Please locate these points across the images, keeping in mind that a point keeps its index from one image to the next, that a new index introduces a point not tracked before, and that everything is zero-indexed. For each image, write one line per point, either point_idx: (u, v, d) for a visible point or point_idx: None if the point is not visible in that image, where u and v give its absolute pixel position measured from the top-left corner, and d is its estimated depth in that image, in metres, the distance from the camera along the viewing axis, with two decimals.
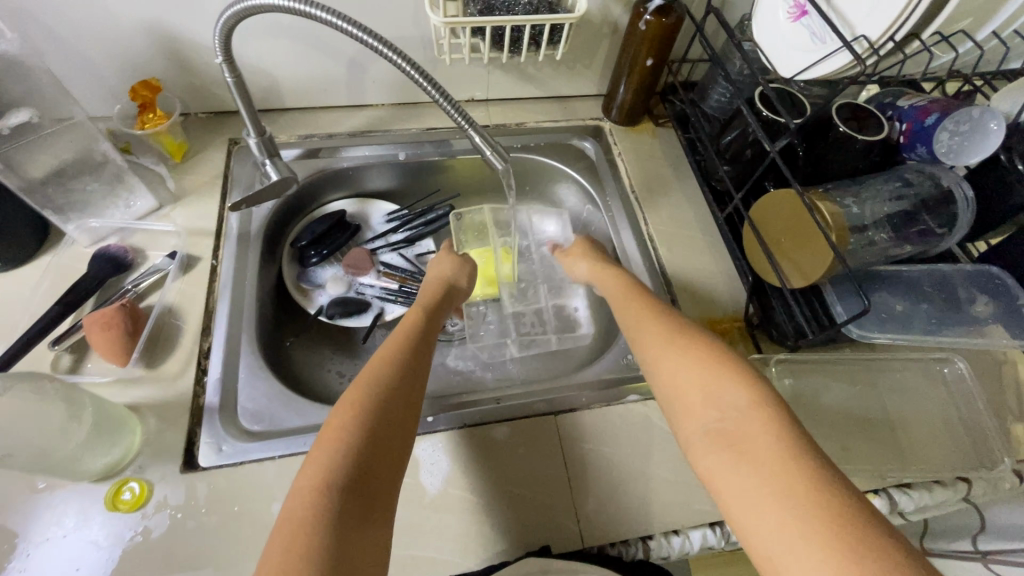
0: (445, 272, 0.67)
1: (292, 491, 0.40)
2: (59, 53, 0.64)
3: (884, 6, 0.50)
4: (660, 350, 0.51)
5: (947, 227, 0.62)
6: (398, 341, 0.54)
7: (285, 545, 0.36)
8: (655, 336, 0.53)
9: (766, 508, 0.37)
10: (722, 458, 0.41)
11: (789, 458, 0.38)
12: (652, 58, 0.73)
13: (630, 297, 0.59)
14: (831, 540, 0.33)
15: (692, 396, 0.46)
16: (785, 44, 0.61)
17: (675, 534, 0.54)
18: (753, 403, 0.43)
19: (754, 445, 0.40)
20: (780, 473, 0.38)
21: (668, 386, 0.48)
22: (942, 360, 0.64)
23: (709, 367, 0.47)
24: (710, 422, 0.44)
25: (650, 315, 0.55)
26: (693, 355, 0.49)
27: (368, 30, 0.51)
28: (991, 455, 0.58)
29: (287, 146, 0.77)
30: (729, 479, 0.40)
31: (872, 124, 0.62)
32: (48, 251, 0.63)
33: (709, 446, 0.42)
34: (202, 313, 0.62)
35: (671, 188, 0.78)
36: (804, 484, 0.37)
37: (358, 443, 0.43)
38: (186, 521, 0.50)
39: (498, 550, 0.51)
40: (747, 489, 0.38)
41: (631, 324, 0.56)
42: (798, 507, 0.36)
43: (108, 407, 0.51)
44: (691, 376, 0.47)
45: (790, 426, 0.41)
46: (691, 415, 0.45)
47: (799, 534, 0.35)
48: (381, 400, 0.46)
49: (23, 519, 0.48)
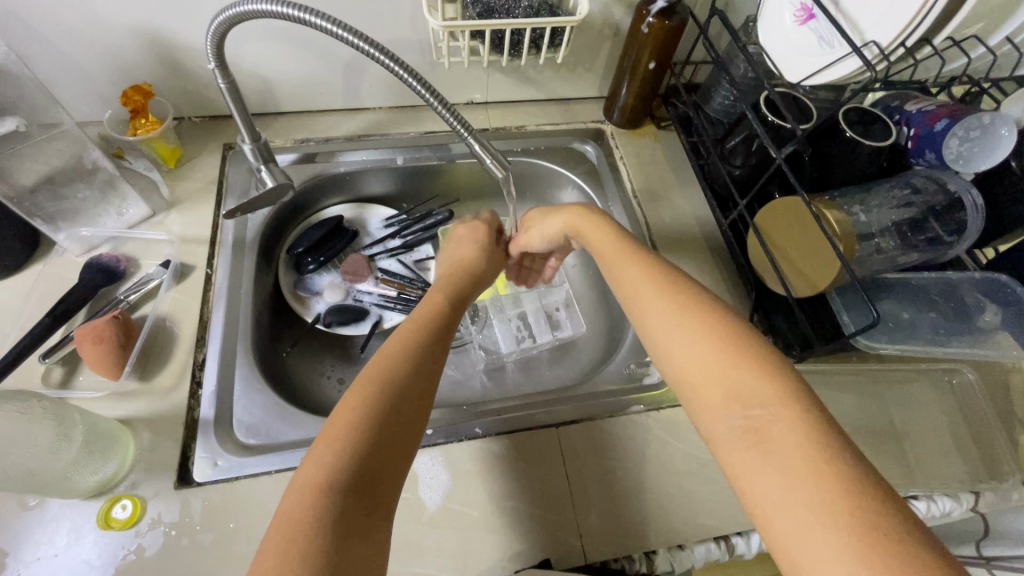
0: (471, 258, 0.63)
1: (288, 493, 0.38)
2: (48, 57, 0.62)
3: (896, 11, 0.49)
4: (668, 326, 0.45)
5: (956, 236, 0.60)
6: (408, 330, 0.50)
7: (280, 555, 0.34)
8: (665, 312, 0.46)
9: (795, 513, 0.33)
10: (744, 453, 0.36)
11: (819, 459, 0.34)
12: (655, 61, 0.71)
13: (632, 262, 0.52)
14: (871, 554, 0.30)
15: (707, 380, 0.41)
16: (792, 48, 0.60)
17: (680, 549, 0.53)
18: (779, 395, 0.38)
19: (781, 446, 0.35)
20: (809, 476, 0.33)
21: (679, 366, 0.43)
22: (950, 371, 0.64)
23: (730, 352, 0.41)
24: (735, 415, 0.38)
25: (656, 283, 0.48)
26: (711, 336, 0.43)
27: (364, 35, 0.50)
28: (999, 466, 0.58)
29: (283, 151, 0.75)
30: (754, 478, 0.35)
31: (879, 130, 0.61)
32: (38, 261, 0.61)
33: (731, 442, 0.37)
34: (196, 323, 0.60)
35: (674, 193, 0.77)
36: (837, 489, 0.32)
37: (360, 443, 0.40)
38: (180, 539, 0.49)
39: (499, 565, 0.50)
40: (774, 491, 0.34)
41: (633, 294, 0.49)
42: (833, 514, 0.32)
43: (100, 423, 0.50)
44: (706, 358, 0.41)
45: (822, 424, 0.36)
46: (709, 407, 0.40)
47: (831, 544, 0.31)
48: (387, 396, 0.43)
49: (13, 538, 0.47)
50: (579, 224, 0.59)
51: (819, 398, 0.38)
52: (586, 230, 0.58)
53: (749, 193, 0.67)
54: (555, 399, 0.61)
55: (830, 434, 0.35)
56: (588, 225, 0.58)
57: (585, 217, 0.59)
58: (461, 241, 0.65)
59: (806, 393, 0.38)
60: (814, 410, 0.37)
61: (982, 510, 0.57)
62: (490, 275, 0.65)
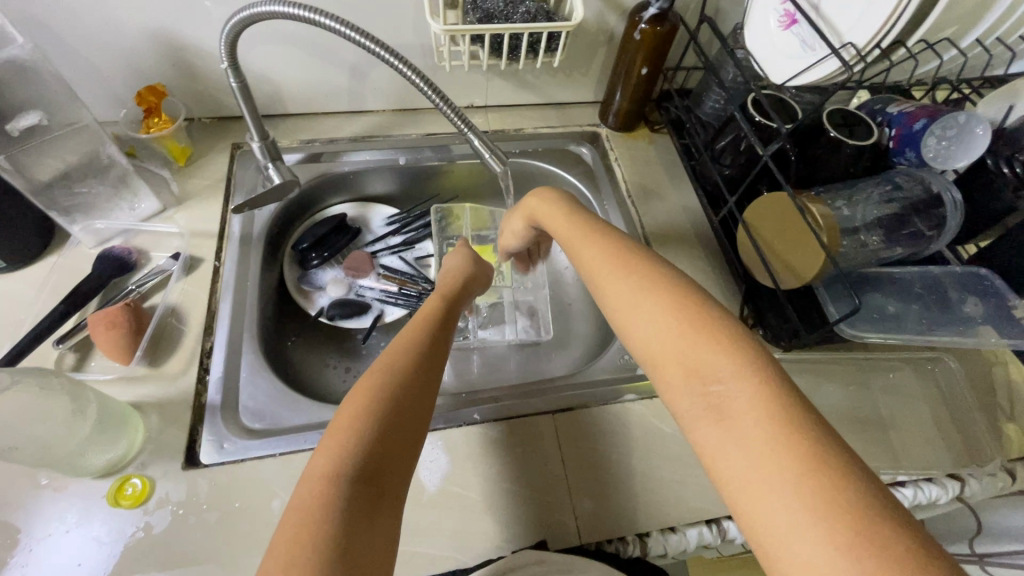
0: (457, 265, 0.65)
1: (301, 482, 0.39)
2: (67, 58, 0.65)
3: (872, 14, 0.52)
4: (629, 309, 0.46)
5: (937, 229, 0.63)
6: (412, 328, 0.52)
7: (293, 539, 0.35)
8: (624, 296, 0.47)
9: (758, 492, 0.33)
10: (710, 435, 0.37)
11: (779, 434, 0.34)
12: (647, 66, 0.74)
13: (593, 247, 0.53)
14: (831, 527, 0.30)
15: (671, 364, 0.41)
16: (776, 51, 0.63)
17: (672, 531, 0.55)
18: (739, 367, 0.38)
19: (746, 423, 0.36)
20: (770, 451, 0.34)
21: (644, 351, 0.44)
22: (933, 359, 0.66)
23: (689, 332, 0.42)
24: (700, 397, 0.39)
25: (615, 267, 0.49)
26: (671, 318, 0.43)
27: (371, 35, 0.53)
28: (983, 453, 0.60)
29: (289, 151, 0.78)
30: (721, 459, 0.35)
31: (862, 130, 0.64)
32: (54, 252, 0.64)
33: (699, 425, 0.38)
34: (204, 313, 0.62)
35: (666, 192, 0.80)
36: (797, 464, 0.33)
37: (374, 427, 0.41)
38: (187, 518, 0.50)
39: (496, 545, 0.52)
40: (740, 470, 0.34)
41: (596, 280, 0.50)
42: (796, 490, 0.32)
43: (112, 404, 0.52)
44: (666, 341, 0.42)
45: (783, 394, 0.36)
46: (674, 390, 0.40)
47: (794, 520, 0.31)
48: (398, 383, 0.45)
49: (24, 515, 0.49)
50: (541, 214, 0.62)
51: (779, 365, 0.38)
52: (542, 213, 0.61)
53: (738, 190, 0.69)
54: (552, 389, 0.63)
55: (790, 408, 0.36)
56: (551, 213, 0.60)
57: (544, 205, 0.61)
58: (452, 254, 0.67)
59: (765, 363, 0.39)
60: (776, 382, 0.37)
61: (968, 498, 0.59)
62: (488, 277, 0.67)
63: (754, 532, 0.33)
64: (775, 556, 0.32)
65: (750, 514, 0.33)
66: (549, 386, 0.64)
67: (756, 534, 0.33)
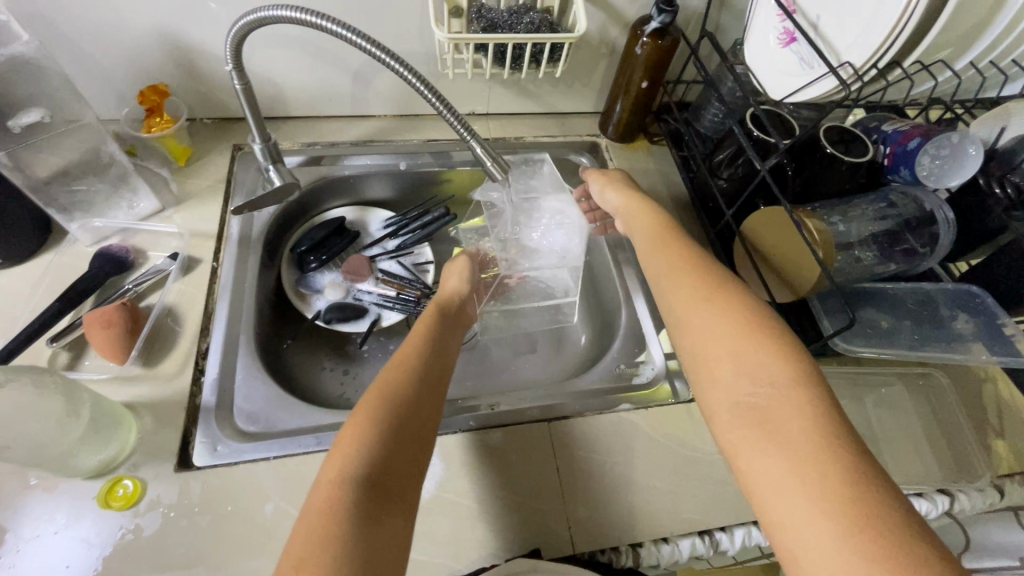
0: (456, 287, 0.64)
1: (311, 488, 0.39)
2: (70, 55, 0.65)
3: (871, 35, 0.53)
4: (688, 312, 0.49)
5: (929, 246, 0.64)
6: (414, 345, 0.52)
7: (309, 538, 0.35)
8: (685, 300, 0.50)
9: (787, 492, 0.36)
10: (748, 436, 0.40)
11: (818, 443, 0.37)
12: (647, 81, 0.76)
13: (665, 249, 0.56)
14: (857, 534, 0.32)
15: (722, 363, 0.44)
16: (774, 68, 0.64)
17: (664, 542, 0.54)
18: (790, 375, 0.41)
19: (788, 429, 0.38)
20: (807, 458, 0.36)
21: (696, 347, 0.47)
22: (924, 375, 0.67)
23: (745, 339, 0.44)
24: (744, 396, 0.41)
25: (685, 271, 0.52)
26: (727, 323, 0.46)
27: (372, 39, 0.52)
28: (972, 468, 0.61)
29: (290, 153, 0.78)
30: (756, 460, 0.38)
31: (857, 147, 0.64)
32: (50, 249, 0.64)
33: (740, 424, 0.40)
34: (201, 313, 0.62)
35: (664, 202, 0.80)
36: (833, 473, 0.35)
37: (388, 436, 0.42)
38: (178, 521, 0.50)
39: (489, 553, 0.52)
40: (772, 473, 0.37)
41: (663, 279, 0.53)
42: (822, 496, 0.34)
43: (106, 404, 0.51)
44: (720, 341, 0.45)
45: (827, 409, 0.39)
46: (720, 388, 0.43)
47: (822, 526, 0.34)
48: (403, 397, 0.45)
49: (14, 515, 0.48)
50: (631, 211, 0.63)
51: (826, 382, 0.41)
52: (634, 215, 0.62)
53: (737, 202, 0.70)
54: (546, 396, 0.64)
55: (830, 422, 0.38)
56: (635, 210, 0.62)
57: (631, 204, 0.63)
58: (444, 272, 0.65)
59: (815, 377, 0.41)
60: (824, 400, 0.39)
61: (959, 513, 0.59)
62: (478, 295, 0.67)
63: (777, 533, 0.36)
64: (798, 555, 0.34)
65: (777, 513, 0.36)
66: (545, 392, 0.64)
67: (779, 531, 0.36)
